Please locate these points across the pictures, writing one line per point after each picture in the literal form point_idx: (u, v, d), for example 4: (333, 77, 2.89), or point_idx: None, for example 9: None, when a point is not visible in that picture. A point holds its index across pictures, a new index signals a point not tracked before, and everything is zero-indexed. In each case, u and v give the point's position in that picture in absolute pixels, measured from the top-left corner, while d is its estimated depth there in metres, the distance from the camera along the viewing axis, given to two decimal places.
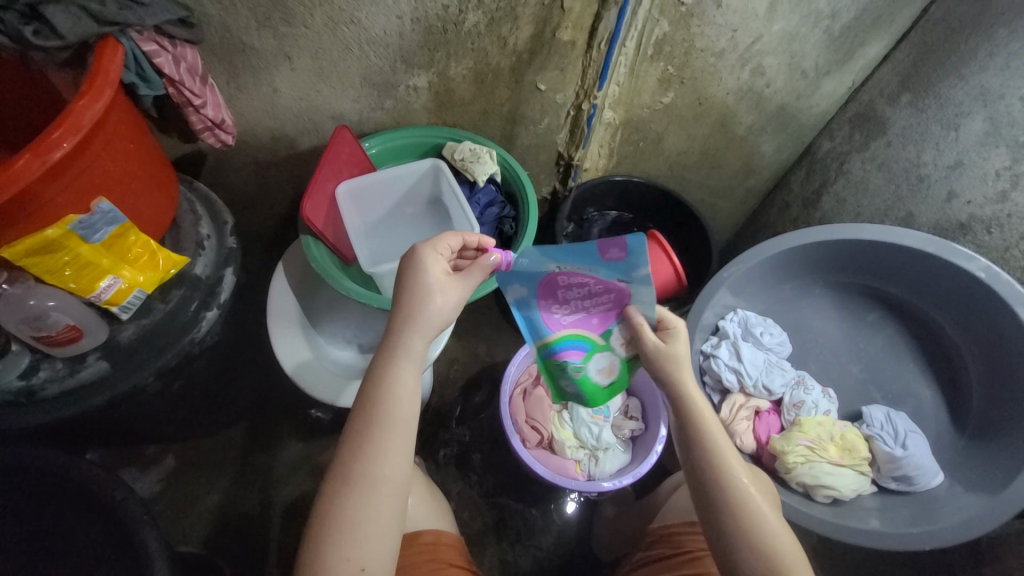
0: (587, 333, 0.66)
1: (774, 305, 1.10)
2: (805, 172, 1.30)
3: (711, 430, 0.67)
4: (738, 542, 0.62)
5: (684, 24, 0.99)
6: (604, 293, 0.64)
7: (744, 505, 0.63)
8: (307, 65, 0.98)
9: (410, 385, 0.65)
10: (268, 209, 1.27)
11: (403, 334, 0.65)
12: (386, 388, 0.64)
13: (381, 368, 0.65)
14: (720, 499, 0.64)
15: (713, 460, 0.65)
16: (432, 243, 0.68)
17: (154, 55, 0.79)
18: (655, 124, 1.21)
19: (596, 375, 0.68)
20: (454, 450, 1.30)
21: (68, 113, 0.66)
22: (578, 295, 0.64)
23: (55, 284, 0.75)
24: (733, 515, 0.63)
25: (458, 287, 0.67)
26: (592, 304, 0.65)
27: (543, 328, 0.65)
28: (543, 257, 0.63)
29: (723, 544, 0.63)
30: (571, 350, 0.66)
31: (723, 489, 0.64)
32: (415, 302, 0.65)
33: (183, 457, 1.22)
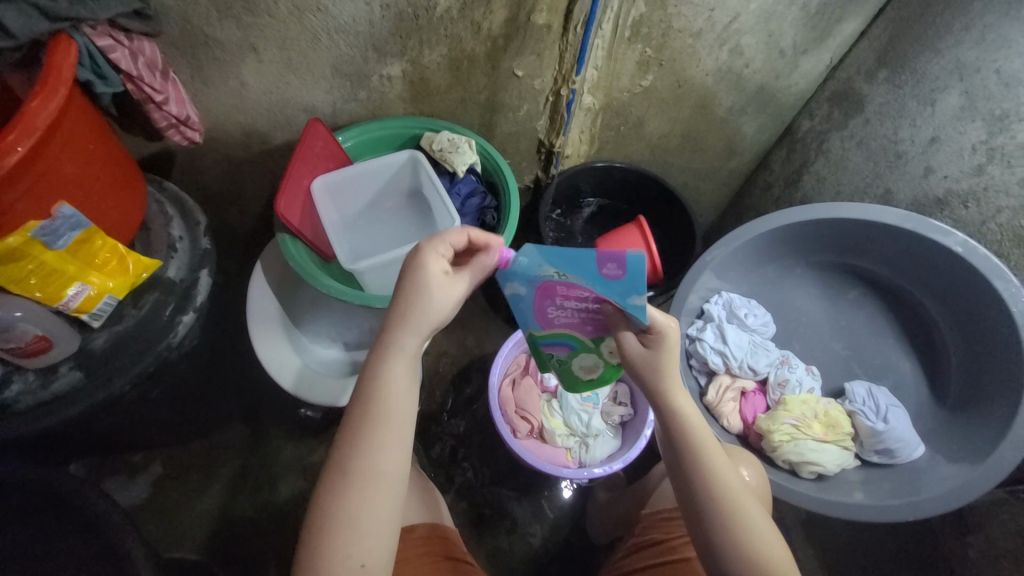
0: (576, 335, 0.65)
1: (758, 286, 1.11)
2: (787, 152, 1.30)
3: (699, 438, 0.67)
4: (726, 548, 0.64)
5: (661, 4, 0.97)
6: (598, 307, 0.61)
7: (733, 513, 0.65)
8: (274, 56, 0.94)
9: (405, 384, 0.65)
10: (244, 208, 1.24)
11: (399, 333, 0.64)
12: (381, 387, 0.64)
13: (375, 367, 0.64)
14: (710, 507, 0.66)
15: (698, 460, 0.67)
16: (435, 242, 0.65)
17: (109, 50, 0.75)
18: (635, 108, 1.20)
19: (578, 370, 0.70)
20: (447, 443, 1.30)
21: (21, 116, 0.63)
22: (573, 305, 0.61)
23: (20, 294, 0.72)
24: (721, 521, 0.65)
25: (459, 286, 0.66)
26: (586, 314, 0.62)
27: (535, 325, 0.65)
28: (536, 263, 0.58)
29: (707, 541, 0.66)
30: (556, 345, 0.67)
31: (713, 499, 0.66)
32: (410, 299, 0.64)
33: (171, 463, 1.20)
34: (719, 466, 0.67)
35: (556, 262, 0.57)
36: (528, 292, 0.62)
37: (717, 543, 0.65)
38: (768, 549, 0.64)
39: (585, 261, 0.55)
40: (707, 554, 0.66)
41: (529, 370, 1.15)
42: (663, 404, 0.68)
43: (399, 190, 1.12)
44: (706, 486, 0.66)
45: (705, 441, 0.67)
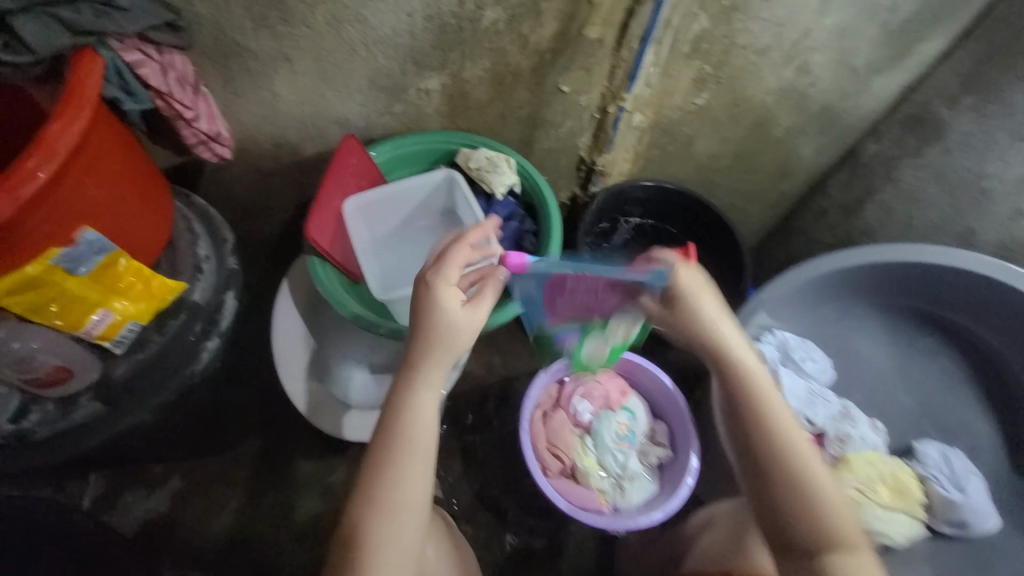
0: (585, 319, 0.74)
1: (818, 325, 1.02)
2: (848, 175, 1.21)
3: (762, 394, 0.67)
4: (796, 511, 0.64)
5: (725, 19, 0.89)
6: (608, 288, 0.68)
7: (799, 473, 0.64)
8: (308, 68, 0.89)
9: (431, 412, 0.65)
10: (272, 217, 1.20)
11: (422, 363, 0.64)
12: (406, 416, 0.64)
13: (399, 398, 0.64)
14: (774, 469, 0.65)
15: (760, 417, 0.66)
16: (443, 272, 0.64)
17: (138, 65, 0.70)
18: (686, 126, 1.12)
19: (592, 354, 0.80)
20: (471, 470, 1.24)
21: (40, 140, 0.59)
22: (584, 291, 0.69)
23: (40, 322, 0.69)
24: (787, 480, 0.64)
25: (475, 317, 0.65)
26: (597, 296, 0.70)
27: (546, 315, 0.76)
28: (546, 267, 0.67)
29: (772, 502, 0.65)
30: (567, 332, 0.79)
31: (783, 461, 0.65)
32: (431, 335, 0.63)
33: (188, 477, 1.17)
34: (786, 428, 0.66)
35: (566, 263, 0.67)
36: (538, 286, 0.71)
37: (786, 506, 0.64)
38: (836, 516, 0.63)
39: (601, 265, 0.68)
40: (774, 519, 0.64)
41: (562, 403, 1.09)
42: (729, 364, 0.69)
43: (431, 209, 1.05)
44: (775, 448, 0.65)
45: (772, 400, 0.67)
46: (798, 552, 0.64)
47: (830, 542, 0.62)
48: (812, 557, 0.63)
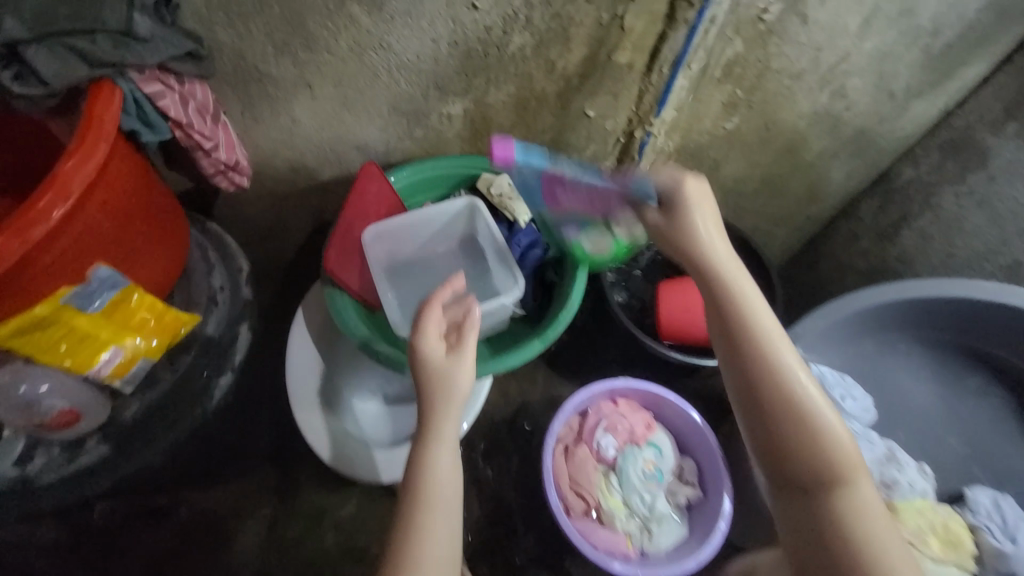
0: (582, 223, 0.80)
1: (857, 361, 0.96)
2: (882, 200, 1.17)
3: (763, 331, 0.63)
4: (796, 446, 0.63)
5: (761, 43, 0.86)
6: (593, 199, 0.71)
7: (805, 410, 0.62)
8: (329, 94, 0.87)
9: (446, 463, 0.69)
10: (285, 240, 1.17)
11: (430, 417, 0.70)
12: (424, 469, 0.69)
13: (417, 453, 0.70)
14: (782, 407, 0.62)
15: (764, 355, 0.63)
16: (424, 330, 0.71)
17: (158, 96, 0.68)
18: (714, 150, 1.08)
19: (592, 245, 0.86)
20: (487, 503, 1.19)
21: (53, 178, 0.57)
22: (572, 196, 0.73)
23: (47, 361, 0.66)
24: (794, 416, 0.62)
25: (464, 364, 0.71)
26: (586, 203, 0.73)
27: (545, 207, 0.81)
28: (530, 164, 0.70)
29: (780, 441, 0.63)
30: (569, 227, 0.83)
31: (784, 397, 0.62)
32: (432, 389, 0.70)
33: (196, 510, 1.12)
34: (790, 367, 0.63)
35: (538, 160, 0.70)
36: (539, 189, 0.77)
37: (788, 443, 0.62)
38: (838, 451, 0.62)
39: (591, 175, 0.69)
40: (781, 463, 0.64)
41: (584, 437, 1.05)
42: (727, 294, 0.64)
43: (451, 237, 1.00)
44: (777, 385, 0.63)
45: (773, 334, 0.63)
46: (804, 489, 0.64)
47: (829, 475, 0.62)
48: (817, 493, 0.63)
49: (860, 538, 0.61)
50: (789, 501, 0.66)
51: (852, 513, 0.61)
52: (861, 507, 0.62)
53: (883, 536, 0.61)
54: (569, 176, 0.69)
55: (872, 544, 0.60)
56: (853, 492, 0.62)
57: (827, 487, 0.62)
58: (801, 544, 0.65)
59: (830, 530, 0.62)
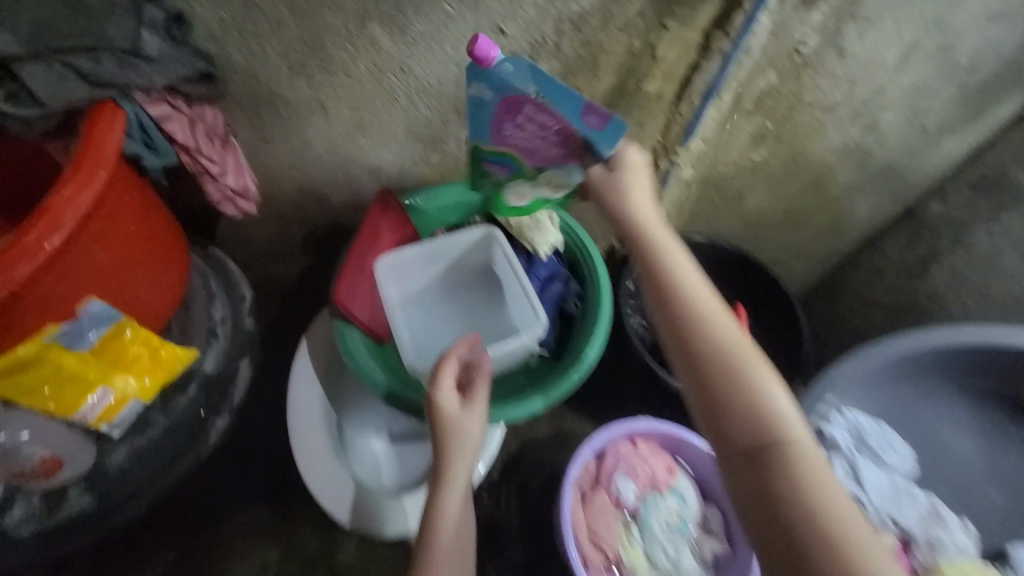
0: (518, 161, 0.70)
1: (894, 407, 0.92)
2: (909, 236, 1.14)
3: (688, 280, 0.61)
4: (732, 401, 0.56)
5: (795, 74, 0.83)
6: (559, 136, 0.64)
7: (737, 364, 0.57)
8: (344, 116, 0.83)
9: (457, 516, 0.67)
10: (287, 264, 1.11)
11: (443, 472, 0.67)
12: (435, 523, 0.66)
13: (429, 508, 0.67)
14: (711, 356, 0.57)
15: (689, 303, 0.60)
16: (439, 383, 0.69)
17: (164, 119, 0.64)
18: (738, 182, 1.05)
19: (512, 194, 0.76)
20: (494, 549, 1.10)
21: (46, 209, 0.53)
22: (533, 127, 0.64)
23: (32, 406, 0.62)
24: (726, 368, 0.57)
25: (477, 416, 0.69)
26: (543, 138, 0.65)
27: (488, 135, 0.67)
28: (519, 75, 0.59)
29: (713, 397, 0.57)
30: (498, 164, 0.72)
31: (714, 347, 0.58)
32: (446, 444, 0.67)
33: (179, 558, 1.02)
34: (718, 317, 0.59)
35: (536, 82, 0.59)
36: (492, 106, 0.63)
37: (721, 396, 0.56)
38: (779, 415, 0.55)
39: (574, 104, 0.60)
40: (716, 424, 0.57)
41: (602, 483, 0.98)
42: (648, 245, 0.64)
43: (467, 266, 0.95)
44: (706, 335, 0.58)
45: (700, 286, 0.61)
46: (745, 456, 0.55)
47: (769, 434, 0.55)
48: (757, 460, 0.54)
49: (811, 506, 0.51)
50: (733, 475, 0.56)
51: (800, 475, 0.53)
52: (808, 471, 0.53)
53: (839, 504, 0.51)
54: (557, 108, 0.60)
55: (827, 512, 0.51)
56: (796, 452, 0.54)
57: (767, 447, 0.54)
58: (753, 525, 0.54)
59: (782, 504, 0.52)
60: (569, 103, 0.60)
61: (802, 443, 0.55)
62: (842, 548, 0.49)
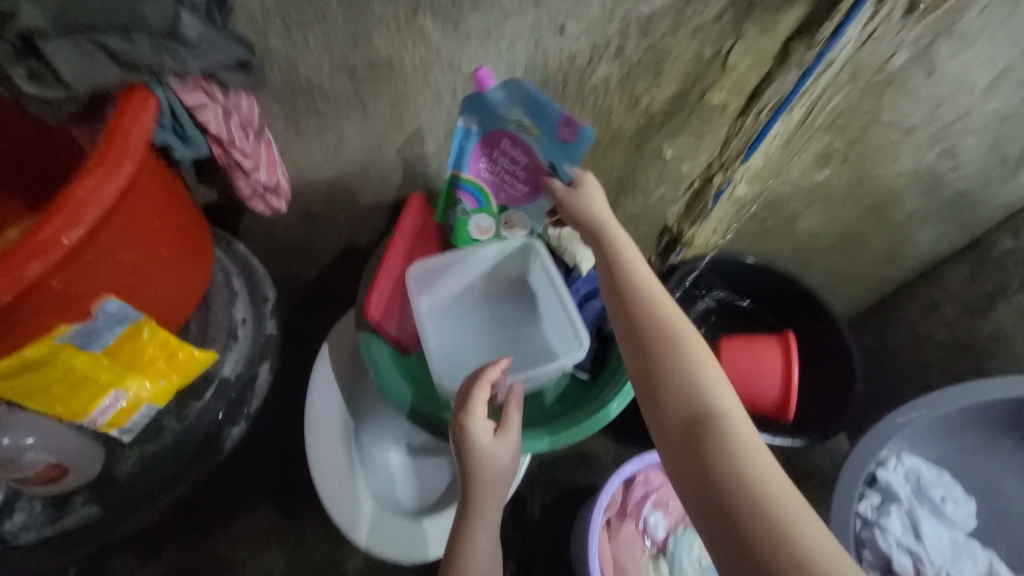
0: (488, 193, 0.76)
1: (953, 455, 0.85)
2: (973, 269, 1.05)
3: (633, 266, 0.61)
4: (670, 373, 0.53)
5: (876, 92, 0.76)
6: (526, 174, 0.72)
7: (675, 343, 0.55)
8: (384, 113, 0.78)
9: (488, 552, 0.62)
10: (311, 261, 1.07)
11: (474, 504, 0.62)
12: (466, 561, 0.61)
13: (459, 544, 0.62)
14: (651, 336, 0.56)
15: (637, 287, 0.59)
16: (473, 409, 0.63)
17: (199, 109, 0.59)
18: (794, 203, 0.98)
19: (472, 228, 0.81)
20: (510, 571, 1.03)
21: (65, 202, 0.49)
22: (507, 161, 0.72)
23: (39, 409, 0.60)
24: (664, 348, 0.55)
25: (509, 448, 0.63)
26: (511, 176, 0.73)
27: (463, 167, 0.74)
28: (505, 104, 0.64)
29: (653, 378, 0.54)
30: (468, 194, 0.77)
31: (653, 321, 0.57)
32: (479, 476, 0.62)
33: (186, 555, 0.98)
34: (661, 301, 0.58)
35: (524, 107, 0.64)
36: (475, 137, 0.71)
37: (661, 375, 0.54)
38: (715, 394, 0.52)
39: (551, 120, 0.63)
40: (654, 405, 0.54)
41: (630, 513, 0.92)
42: (595, 227, 0.64)
43: (501, 278, 0.89)
44: (648, 311, 0.58)
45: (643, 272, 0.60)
46: (683, 436, 0.51)
47: (704, 406, 0.52)
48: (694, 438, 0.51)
49: (749, 479, 0.47)
50: (671, 454, 0.52)
51: (736, 448, 0.49)
52: (744, 445, 0.49)
53: (778, 480, 0.47)
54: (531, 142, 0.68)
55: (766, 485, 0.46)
56: (732, 424, 0.50)
57: (702, 420, 0.51)
58: (695, 508, 0.49)
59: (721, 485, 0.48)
60: (547, 112, 0.62)
61: (738, 416, 0.51)
62: (784, 525, 0.44)
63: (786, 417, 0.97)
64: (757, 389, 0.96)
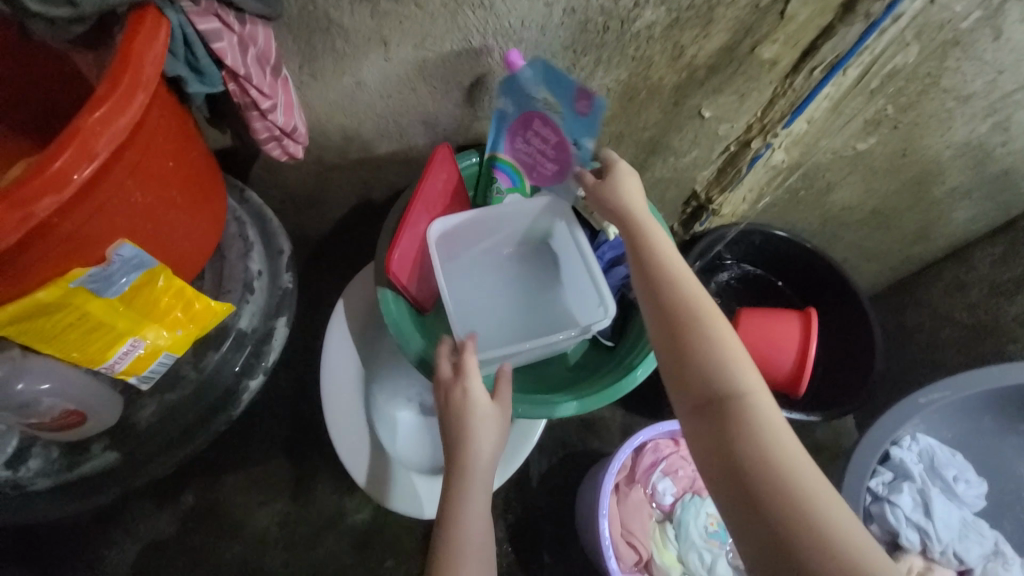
0: (523, 173, 0.80)
1: (966, 435, 0.86)
2: (1005, 250, 1.01)
3: (660, 247, 0.62)
4: (697, 351, 0.53)
5: (940, 53, 0.70)
6: (555, 152, 0.75)
7: (701, 319, 0.55)
8: (407, 56, 0.72)
9: (483, 510, 0.61)
10: (325, 214, 1.04)
11: (466, 463, 0.61)
12: (457, 516, 0.60)
13: (450, 500, 0.61)
14: (678, 311, 0.56)
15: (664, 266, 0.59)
16: (467, 377, 0.65)
17: (213, 37, 0.54)
18: (831, 173, 0.93)
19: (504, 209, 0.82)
20: (517, 527, 1.06)
21: (74, 133, 0.45)
22: (538, 141, 0.75)
23: (54, 354, 0.60)
24: (689, 322, 0.55)
25: (500, 416, 0.65)
26: (542, 155, 0.77)
27: (500, 147, 0.78)
28: (533, 82, 0.68)
29: (678, 352, 0.54)
30: (504, 174, 0.80)
31: (677, 299, 0.56)
32: (471, 440, 0.62)
33: (202, 498, 1.00)
34: (686, 280, 0.58)
35: (546, 82, 0.67)
36: (511, 118, 0.75)
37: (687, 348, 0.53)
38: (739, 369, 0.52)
39: (568, 91, 0.66)
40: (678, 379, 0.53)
41: (638, 478, 0.94)
42: (625, 211, 0.66)
43: (522, 238, 0.87)
44: (675, 291, 0.57)
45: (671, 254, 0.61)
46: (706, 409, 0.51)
47: (728, 385, 0.51)
48: (718, 411, 0.51)
49: (770, 453, 0.47)
50: (696, 431, 0.52)
51: (760, 428, 0.49)
52: (766, 420, 0.49)
53: (800, 456, 0.47)
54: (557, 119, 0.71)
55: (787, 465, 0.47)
56: (756, 404, 0.50)
57: (726, 399, 0.51)
58: (716, 485, 0.50)
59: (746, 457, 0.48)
60: (566, 82, 0.66)
61: (762, 395, 0.51)
62: (806, 508, 0.45)
63: (798, 390, 0.95)
64: (773, 360, 0.94)
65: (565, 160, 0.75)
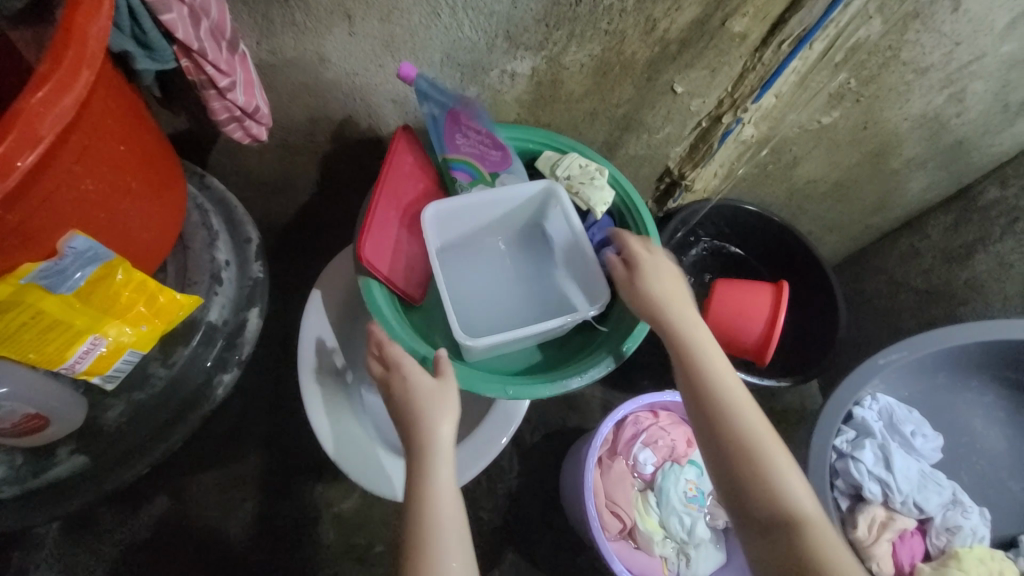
0: (476, 164, 0.80)
1: (922, 392, 0.92)
2: (956, 218, 1.07)
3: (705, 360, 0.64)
4: (749, 476, 0.57)
5: (900, 27, 0.72)
6: (489, 140, 0.77)
7: (753, 442, 0.58)
8: (373, 30, 0.69)
9: (447, 488, 0.59)
10: (291, 200, 1.00)
11: (415, 442, 0.61)
12: (420, 497, 0.58)
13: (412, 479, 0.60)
14: (730, 433, 0.60)
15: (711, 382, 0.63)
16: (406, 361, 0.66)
17: (160, 8, 0.50)
18: (797, 146, 0.95)
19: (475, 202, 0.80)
20: (504, 506, 1.08)
21: (17, 116, 0.41)
22: (471, 135, 0.76)
23: (9, 355, 0.56)
24: (742, 443, 0.58)
25: (449, 394, 0.65)
26: (481, 146, 0.78)
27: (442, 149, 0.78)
28: (433, 90, 0.72)
29: (734, 473, 0.58)
30: (459, 172, 0.80)
31: (727, 418, 0.60)
32: (415, 417, 0.62)
33: (181, 498, 0.97)
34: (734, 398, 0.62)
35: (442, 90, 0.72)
36: (439, 123, 0.75)
37: (742, 470, 0.58)
38: (788, 492, 0.56)
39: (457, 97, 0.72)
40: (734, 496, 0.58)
41: (619, 450, 0.97)
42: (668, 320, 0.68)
43: (513, 223, 0.86)
44: (728, 420, 0.60)
45: (718, 366, 0.64)
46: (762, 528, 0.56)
47: (784, 513, 0.55)
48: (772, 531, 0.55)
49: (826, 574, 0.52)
50: (753, 545, 0.57)
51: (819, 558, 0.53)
52: (819, 541, 0.54)
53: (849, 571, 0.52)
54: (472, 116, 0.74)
55: None
56: (809, 526, 0.54)
57: (781, 526, 0.55)
58: None
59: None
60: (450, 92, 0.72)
61: (818, 523, 0.55)
62: None
63: (765, 359, 0.98)
64: (745, 331, 0.97)
65: (501, 142, 0.77)
